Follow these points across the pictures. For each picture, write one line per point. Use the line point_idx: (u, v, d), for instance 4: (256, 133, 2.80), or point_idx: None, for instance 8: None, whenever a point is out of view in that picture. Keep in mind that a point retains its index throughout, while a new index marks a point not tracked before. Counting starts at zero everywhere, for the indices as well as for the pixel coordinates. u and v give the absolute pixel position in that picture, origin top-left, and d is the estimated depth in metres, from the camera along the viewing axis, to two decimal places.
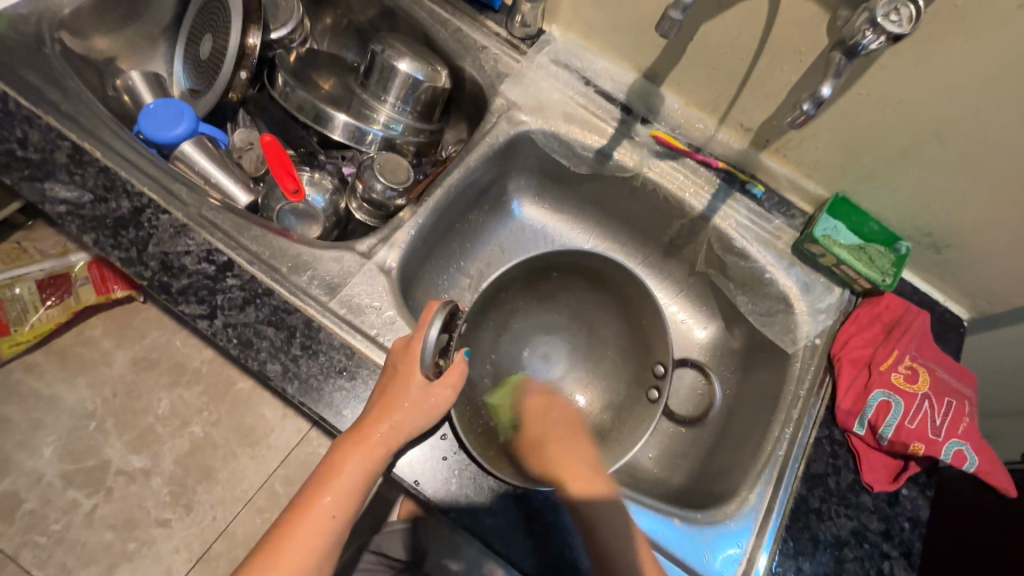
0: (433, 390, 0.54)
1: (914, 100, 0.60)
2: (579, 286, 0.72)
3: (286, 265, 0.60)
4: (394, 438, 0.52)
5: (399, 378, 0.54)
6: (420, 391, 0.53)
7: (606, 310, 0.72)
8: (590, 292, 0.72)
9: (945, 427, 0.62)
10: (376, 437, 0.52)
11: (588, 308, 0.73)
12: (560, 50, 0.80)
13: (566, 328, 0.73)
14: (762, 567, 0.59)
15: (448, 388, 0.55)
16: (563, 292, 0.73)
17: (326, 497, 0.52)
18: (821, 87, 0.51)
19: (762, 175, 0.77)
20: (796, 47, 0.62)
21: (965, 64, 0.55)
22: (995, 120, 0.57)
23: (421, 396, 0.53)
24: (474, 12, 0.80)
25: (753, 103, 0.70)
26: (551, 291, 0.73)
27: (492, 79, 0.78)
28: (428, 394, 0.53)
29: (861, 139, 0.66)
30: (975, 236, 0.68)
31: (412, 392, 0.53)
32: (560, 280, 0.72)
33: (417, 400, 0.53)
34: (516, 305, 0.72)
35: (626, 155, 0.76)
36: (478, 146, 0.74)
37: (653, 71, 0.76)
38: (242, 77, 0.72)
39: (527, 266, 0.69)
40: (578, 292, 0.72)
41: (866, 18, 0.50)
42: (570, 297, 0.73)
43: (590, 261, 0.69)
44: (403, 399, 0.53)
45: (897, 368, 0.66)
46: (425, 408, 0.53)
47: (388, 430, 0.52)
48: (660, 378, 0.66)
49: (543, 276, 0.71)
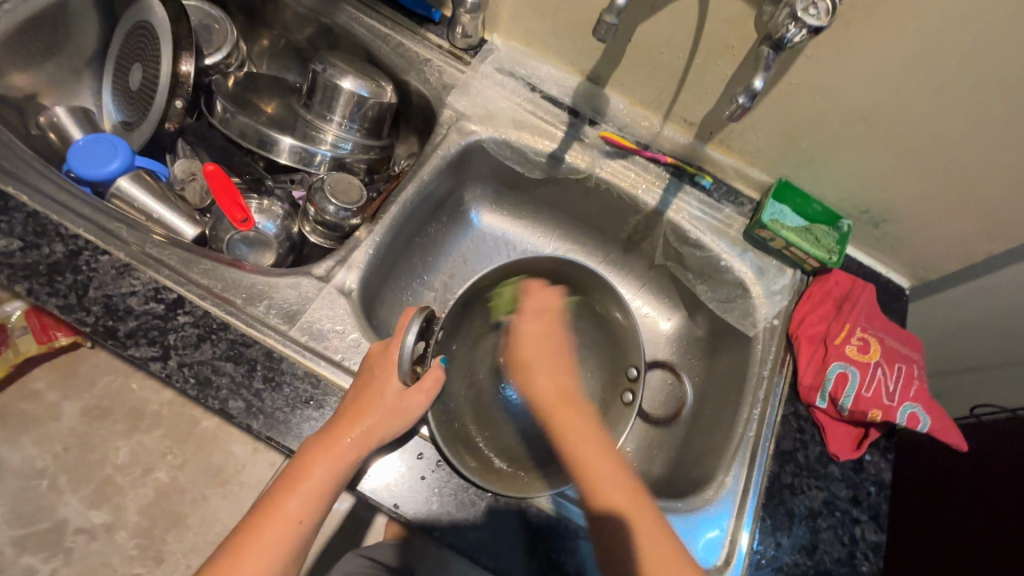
0: (409, 394, 0.54)
1: (839, 87, 0.63)
2: (550, 290, 0.72)
3: (240, 296, 0.58)
4: (365, 444, 0.51)
5: (374, 381, 0.53)
6: (397, 394, 0.53)
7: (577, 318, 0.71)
8: (560, 297, 0.72)
9: (898, 392, 0.65)
10: (349, 438, 0.51)
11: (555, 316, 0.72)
12: (503, 58, 0.81)
13: None
14: (744, 545, 0.60)
15: (422, 395, 0.54)
16: (535, 298, 0.72)
17: (291, 502, 0.49)
18: (753, 80, 0.53)
19: (708, 167, 0.80)
20: (728, 44, 0.64)
21: (879, 53, 0.59)
22: (912, 100, 0.61)
23: (395, 402, 0.53)
24: (414, 25, 0.80)
25: (694, 98, 0.73)
26: (522, 298, 0.72)
27: (438, 92, 0.78)
28: (401, 399, 0.53)
29: (796, 127, 0.70)
30: (907, 210, 0.72)
31: (386, 398, 0.53)
32: (529, 289, 0.71)
33: (393, 402, 0.53)
34: (489, 315, 0.70)
35: (578, 157, 0.78)
36: (429, 158, 0.74)
37: (597, 73, 0.78)
38: (178, 106, 0.68)
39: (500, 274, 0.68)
40: (547, 301, 0.71)
41: (788, 12, 0.51)
42: (544, 303, 0.72)
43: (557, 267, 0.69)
44: (376, 401, 0.53)
45: (851, 340, 0.69)
46: (398, 414, 0.53)
47: (359, 435, 0.51)
48: (634, 381, 0.66)
49: (518, 282, 0.71)
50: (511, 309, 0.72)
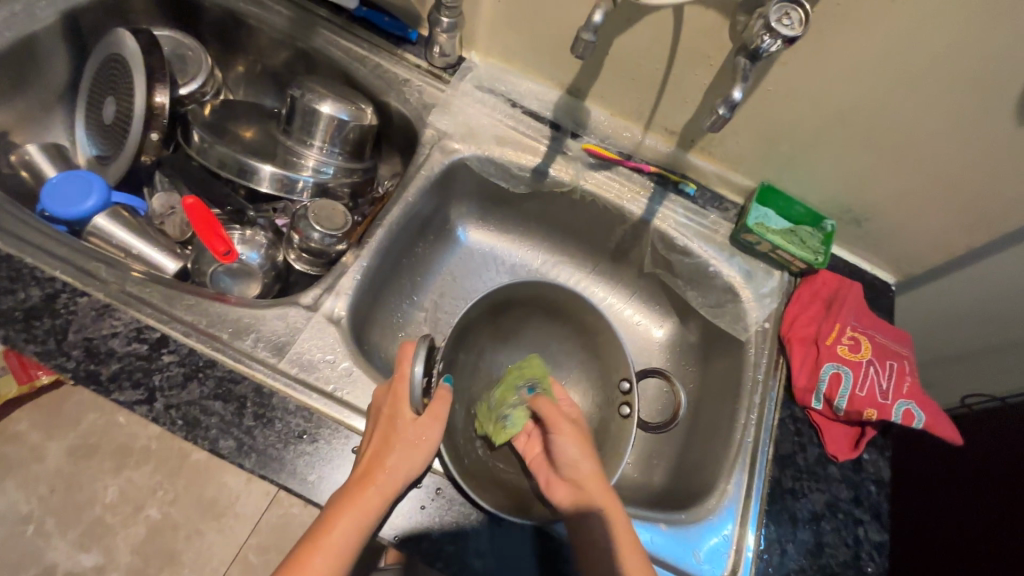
0: (424, 425, 0.53)
1: (815, 92, 0.64)
2: (534, 317, 0.75)
3: (227, 330, 0.56)
4: (391, 488, 0.49)
5: (387, 419, 0.52)
6: (412, 427, 0.52)
7: (566, 338, 0.75)
8: (545, 322, 0.76)
9: (891, 390, 0.65)
10: (374, 484, 0.49)
11: (545, 339, 0.76)
12: (482, 74, 0.81)
13: None
14: (751, 544, 0.61)
15: (437, 423, 0.53)
16: (522, 327, 0.76)
17: (317, 557, 0.46)
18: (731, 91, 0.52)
19: (691, 174, 0.80)
20: (703, 53, 0.65)
21: (852, 57, 0.59)
22: (887, 101, 0.62)
23: (413, 435, 0.51)
24: (391, 45, 0.79)
25: (674, 108, 0.73)
26: (508, 329, 0.75)
27: (419, 111, 0.77)
28: (418, 431, 0.52)
29: (775, 131, 0.70)
30: (889, 208, 0.73)
31: (403, 433, 0.51)
32: (518, 316, 0.75)
33: (410, 437, 0.51)
34: (480, 348, 0.73)
35: (562, 171, 0.78)
36: (413, 180, 0.73)
37: (576, 86, 0.78)
38: (154, 138, 0.68)
39: (485, 305, 0.70)
40: (535, 324, 0.76)
41: (762, 23, 0.51)
42: (530, 331, 0.76)
43: (538, 291, 0.72)
44: (393, 440, 0.51)
45: (842, 340, 0.70)
46: (417, 448, 0.51)
47: (384, 479, 0.49)
48: (628, 394, 0.69)
49: (503, 312, 0.73)
50: (498, 341, 0.75)
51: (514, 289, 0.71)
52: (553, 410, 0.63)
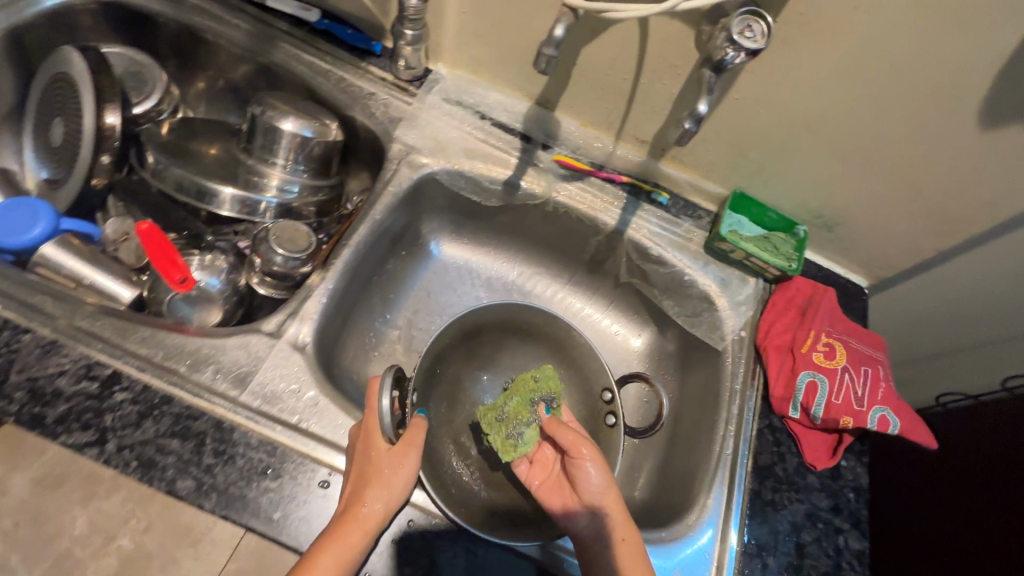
0: (400, 454, 0.51)
1: (782, 101, 0.64)
2: (509, 341, 0.76)
3: (184, 363, 0.54)
4: (371, 524, 0.48)
5: (366, 452, 0.51)
6: (389, 459, 0.50)
7: (540, 358, 0.76)
8: (520, 345, 0.76)
9: (866, 397, 0.65)
10: (354, 521, 0.47)
11: (518, 363, 0.76)
12: (450, 86, 0.79)
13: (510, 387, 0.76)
14: (734, 542, 0.61)
15: (413, 451, 0.52)
16: (498, 351, 0.76)
17: None
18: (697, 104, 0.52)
19: (664, 183, 0.80)
20: (669, 62, 0.65)
21: (817, 66, 0.59)
22: (853, 109, 0.62)
23: (391, 467, 0.50)
24: (354, 58, 0.77)
25: (643, 117, 0.73)
26: (484, 354, 0.76)
27: (385, 126, 0.76)
28: (396, 461, 0.50)
29: (745, 139, 0.70)
30: (859, 213, 0.73)
31: (382, 465, 0.50)
32: (492, 341, 0.76)
33: (387, 469, 0.50)
34: (458, 375, 0.74)
35: (534, 183, 0.77)
36: (381, 197, 0.71)
37: (545, 97, 0.77)
38: (106, 161, 0.65)
39: (455, 332, 0.72)
40: (511, 348, 0.76)
41: (725, 36, 0.50)
42: (508, 355, 0.77)
43: (510, 313, 0.74)
44: (370, 474, 0.49)
45: (817, 347, 0.69)
46: (395, 479, 0.50)
47: (364, 513, 0.48)
48: (611, 404, 0.70)
49: (476, 338, 0.74)
50: (477, 367, 0.75)
51: (483, 313, 0.72)
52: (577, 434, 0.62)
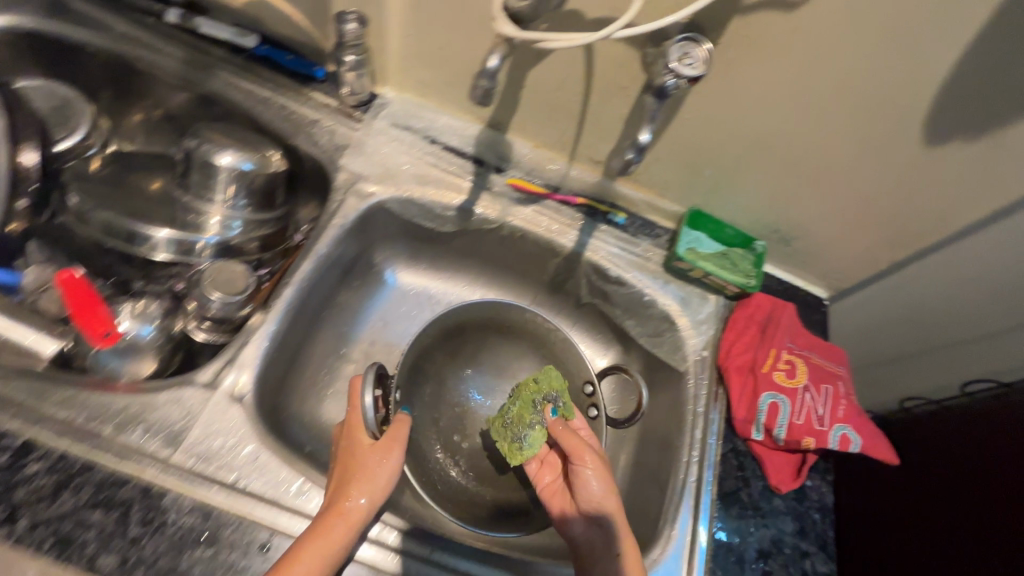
0: (384, 447, 0.55)
1: (730, 121, 0.63)
2: (492, 342, 0.75)
3: (109, 424, 0.50)
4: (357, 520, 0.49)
5: (355, 452, 0.54)
6: (373, 450, 0.54)
7: (524, 357, 0.74)
8: (503, 345, 0.75)
9: (827, 415, 0.65)
10: (340, 516, 0.49)
11: (501, 361, 0.74)
12: (398, 111, 0.77)
13: (495, 387, 0.73)
14: (705, 541, 0.61)
15: (396, 447, 0.55)
16: (480, 352, 0.74)
17: None
18: (639, 133, 0.50)
19: (621, 203, 0.79)
20: (618, 83, 0.63)
21: (764, 86, 0.58)
22: (802, 129, 0.61)
23: (375, 463, 0.53)
24: (296, 85, 0.74)
25: (596, 139, 0.72)
26: (467, 355, 0.74)
27: (330, 154, 0.73)
28: (380, 458, 0.54)
29: (699, 158, 0.69)
30: (814, 228, 0.73)
31: (367, 461, 0.53)
32: (475, 341, 0.74)
33: (372, 459, 0.54)
34: (441, 376, 0.72)
35: (488, 208, 0.75)
36: (326, 229, 0.68)
37: (496, 120, 0.75)
38: (22, 205, 0.61)
39: (437, 329, 0.71)
40: (492, 349, 0.74)
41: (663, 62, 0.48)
42: (491, 355, 0.74)
43: (490, 311, 0.73)
44: (357, 466, 0.53)
45: (778, 365, 0.68)
46: (380, 476, 0.53)
47: (351, 508, 0.50)
48: (592, 397, 0.71)
49: (459, 337, 0.73)
50: (460, 367, 0.73)
51: (464, 310, 0.72)
52: (580, 440, 0.63)
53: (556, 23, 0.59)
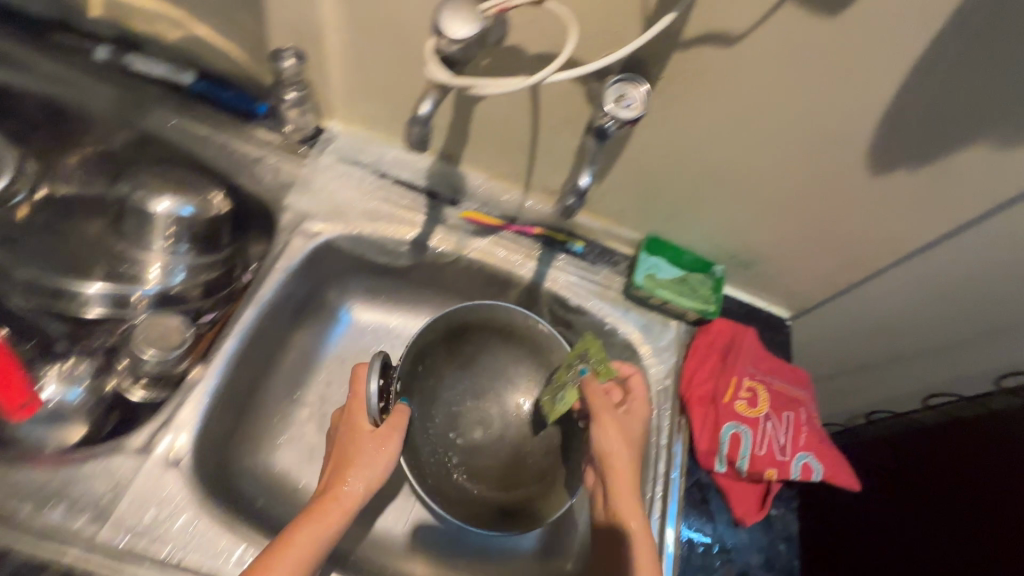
0: (382, 436, 0.61)
1: (680, 151, 0.62)
2: (490, 344, 0.73)
3: (31, 500, 0.49)
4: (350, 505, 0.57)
5: (354, 438, 0.61)
6: (371, 438, 0.60)
7: (519, 362, 0.73)
8: (501, 347, 0.73)
9: (788, 445, 0.64)
10: (335, 501, 0.56)
11: (501, 364, 0.73)
12: (345, 145, 0.74)
13: (490, 389, 0.72)
14: (672, 544, 0.62)
15: (393, 434, 0.61)
16: (479, 353, 0.73)
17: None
18: (578, 178, 0.49)
19: (578, 232, 0.77)
20: (566, 117, 0.62)
21: (710, 118, 0.58)
22: (750, 159, 0.61)
23: (372, 448, 0.60)
24: (237, 120, 0.71)
25: (549, 170, 0.70)
26: (466, 355, 0.72)
27: (275, 193, 0.70)
28: (377, 444, 0.60)
29: (653, 187, 0.68)
30: (770, 253, 0.73)
31: (364, 447, 0.60)
32: (475, 341, 0.72)
33: (370, 447, 0.60)
34: (439, 376, 0.71)
35: (442, 242, 0.73)
36: (270, 274, 0.65)
37: (447, 152, 0.73)
38: None
39: (439, 327, 0.70)
40: (492, 353, 0.73)
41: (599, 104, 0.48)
42: (488, 358, 0.73)
43: (489, 313, 0.71)
44: (355, 453, 0.60)
45: (739, 394, 0.68)
46: (375, 462, 0.60)
47: (346, 493, 0.57)
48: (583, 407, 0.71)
49: (459, 337, 0.72)
50: (457, 367, 0.72)
51: (464, 311, 0.70)
52: (604, 408, 0.65)
53: (497, 60, 0.58)
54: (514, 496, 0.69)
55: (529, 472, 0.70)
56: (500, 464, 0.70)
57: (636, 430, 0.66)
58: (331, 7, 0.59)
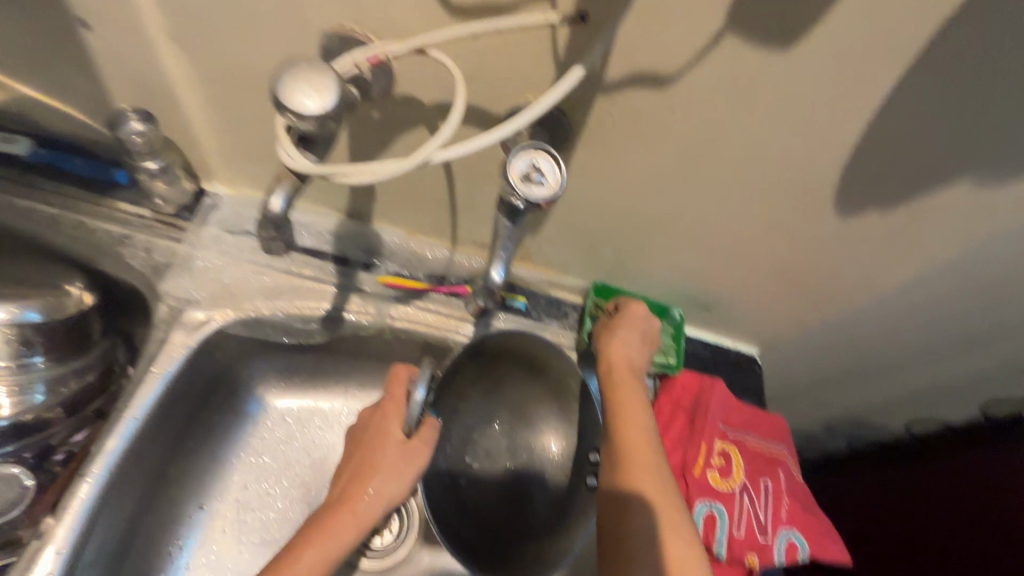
0: (412, 450, 0.51)
1: (620, 199, 0.53)
2: (518, 372, 0.60)
3: None
4: (369, 518, 0.48)
5: (375, 438, 0.51)
6: (399, 451, 0.50)
7: (543, 400, 0.60)
8: (526, 377, 0.61)
9: (769, 521, 0.57)
10: (351, 514, 0.48)
11: (525, 401, 0.61)
12: (232, 210, 0.63)
13: (507, 420, 0.61)
14: None
15: (425, 448, 0.51)
16: (507, 379, 0.60)
17: None
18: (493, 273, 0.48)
19: (519, 285, 0.68)
20: (483, 169, 0.53)
21: (648, 165, 0.49)
22: (699, 204, 0.52)
23: (398, 458, 0.50)
24: (91, 194, 0.59)
25: (474, 222, 0.60)
26: (494, 378, 0.60)
27: (147, 278, 0.58)
28: (405, 453, 0.51)
29: (595, 236, 0.59)
30: (731, 296, 0.65)
31: (388, 454, 0.50)
32: (505, 364, 0.60)
33: (396, 459, 0.50)
34: (459, 399, 0.60)
35: (361, 313, 0.62)
36: (143, 386, 0.54)
37: (355, 209, 0.62)
38: None
39: (476, 348, 0.57)
40: (524, 383, 0.60)
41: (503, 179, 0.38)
42: (514, 387, 0.61)
43: (523, 342, 0.58)
44: (377, 461, 0.50)
45: (711, 462, 0.60)
46: (402, 472, 0.50)
47: (367, 502, 0.48)
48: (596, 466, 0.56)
49: (490, 360, 0.59)
50: (482, 391, 0.60)
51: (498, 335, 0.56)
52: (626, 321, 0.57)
53: (387, 112, 0.47)
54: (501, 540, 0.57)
55: (525, 519, 0.57)
56: (490, 506, 0.58)
57: (648, 346, 0.57)
58: (179, 59, 0.47)
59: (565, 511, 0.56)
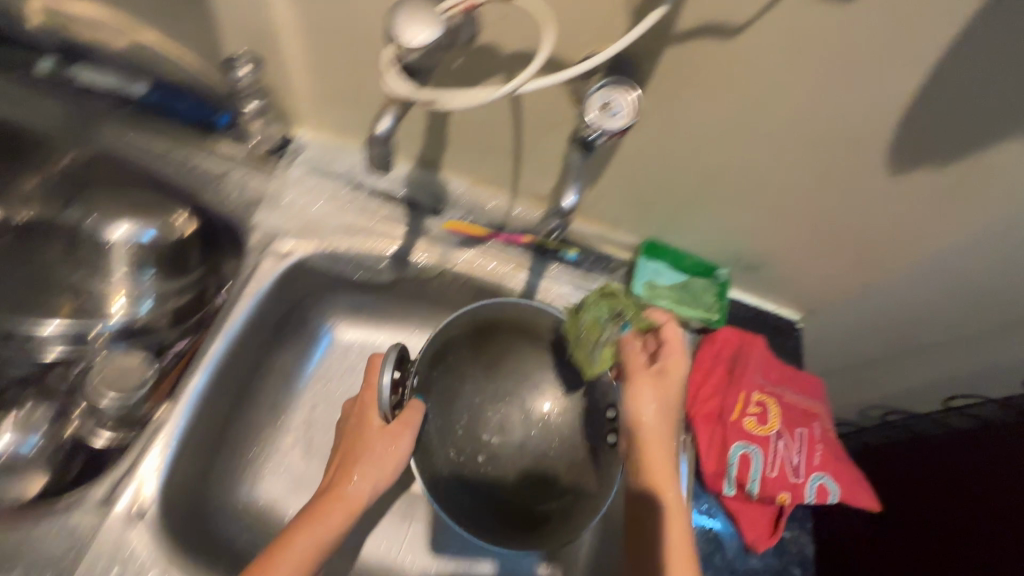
0: (393, 433, 0.58)
1: (677, 152, 0.57)
2: (517, 347, 0.63)
3: None
4: (357, 500, 0.56)
5: (361, 427, 0.59)
6: (380, 435, 0.58)
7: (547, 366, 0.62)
8: (529, 351, 0.63)
9: (803, 465, 0.60)
10: (339, 500, 0.56)
11: (529, 371, 0.62)
12: (316, 155, 0.70)
13: (517, 392, 0.61)
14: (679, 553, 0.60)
15: (407, 428, 0.58)
16: (506, 354, 0.62)
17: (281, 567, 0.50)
18: (565, 197, 0.49)
19: (572, 238, 0.72)
20: (550, 120, 0.57)
21: (706, 119, 0.52)
22: (753, 159, 0.55)
23: (382, 442, 0.58)
24: (196, 135, 0.67)
25: (535, 174, 0.65)
26: (492, 355, 0.62)
27: (239, 212, 0.65)
28: (387, 436, 0.58)
29: (648, 191, 0.63)
30: (778, 256, 0.67)
31: (372, 440, 0.58)
32: (501, 342, 0.62)
33: (378, 444, 0.58)
34: (461, 375, 0.62)
35: (424, 256, 0.67)
36: (239, 301, 0.62)
37: (426, 158, 0.68)
38: None
39: (460, 331, 0.62)
40: (519, 358, 0.62)
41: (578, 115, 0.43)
42: (513, 360, 0.62)
43: (514, 312, 0.61)
44: (363, 448, 0.58)
45: (749, 410, 0.63)
46: (385, 455, 0.58)
47: (356, 483, 0.56)
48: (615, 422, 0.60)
49: (485, 335, 0.63)
50: (484, 368, 0.62)
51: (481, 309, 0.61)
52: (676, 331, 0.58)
53: (468, 61, 0.52)
54: (529, 507, 0.59)
55: (549, 484, 0.60)
56: (517, 468, 0.60)
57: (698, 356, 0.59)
58: (285, 10, 0.53)
59: (591, 465, 0.60)
